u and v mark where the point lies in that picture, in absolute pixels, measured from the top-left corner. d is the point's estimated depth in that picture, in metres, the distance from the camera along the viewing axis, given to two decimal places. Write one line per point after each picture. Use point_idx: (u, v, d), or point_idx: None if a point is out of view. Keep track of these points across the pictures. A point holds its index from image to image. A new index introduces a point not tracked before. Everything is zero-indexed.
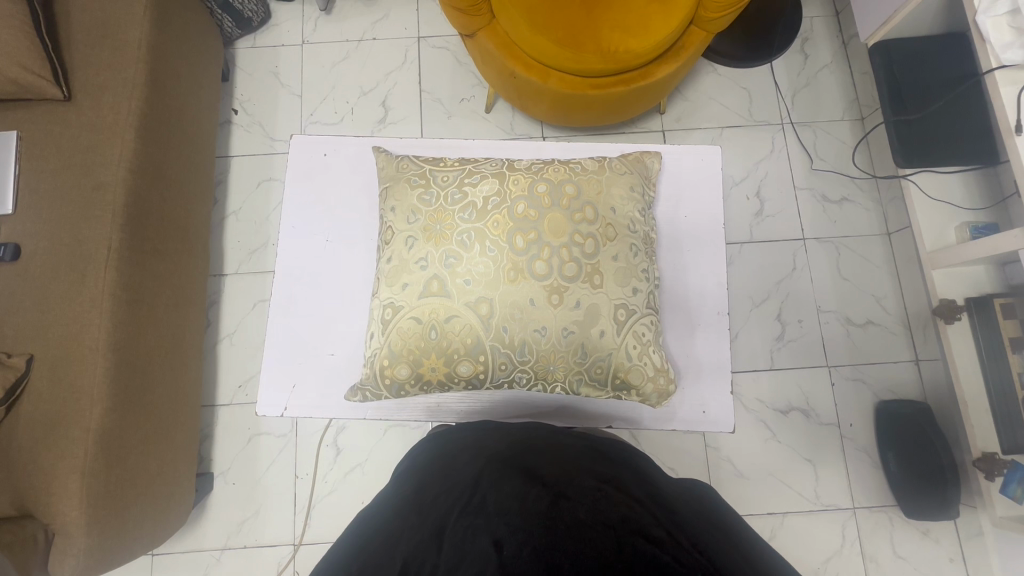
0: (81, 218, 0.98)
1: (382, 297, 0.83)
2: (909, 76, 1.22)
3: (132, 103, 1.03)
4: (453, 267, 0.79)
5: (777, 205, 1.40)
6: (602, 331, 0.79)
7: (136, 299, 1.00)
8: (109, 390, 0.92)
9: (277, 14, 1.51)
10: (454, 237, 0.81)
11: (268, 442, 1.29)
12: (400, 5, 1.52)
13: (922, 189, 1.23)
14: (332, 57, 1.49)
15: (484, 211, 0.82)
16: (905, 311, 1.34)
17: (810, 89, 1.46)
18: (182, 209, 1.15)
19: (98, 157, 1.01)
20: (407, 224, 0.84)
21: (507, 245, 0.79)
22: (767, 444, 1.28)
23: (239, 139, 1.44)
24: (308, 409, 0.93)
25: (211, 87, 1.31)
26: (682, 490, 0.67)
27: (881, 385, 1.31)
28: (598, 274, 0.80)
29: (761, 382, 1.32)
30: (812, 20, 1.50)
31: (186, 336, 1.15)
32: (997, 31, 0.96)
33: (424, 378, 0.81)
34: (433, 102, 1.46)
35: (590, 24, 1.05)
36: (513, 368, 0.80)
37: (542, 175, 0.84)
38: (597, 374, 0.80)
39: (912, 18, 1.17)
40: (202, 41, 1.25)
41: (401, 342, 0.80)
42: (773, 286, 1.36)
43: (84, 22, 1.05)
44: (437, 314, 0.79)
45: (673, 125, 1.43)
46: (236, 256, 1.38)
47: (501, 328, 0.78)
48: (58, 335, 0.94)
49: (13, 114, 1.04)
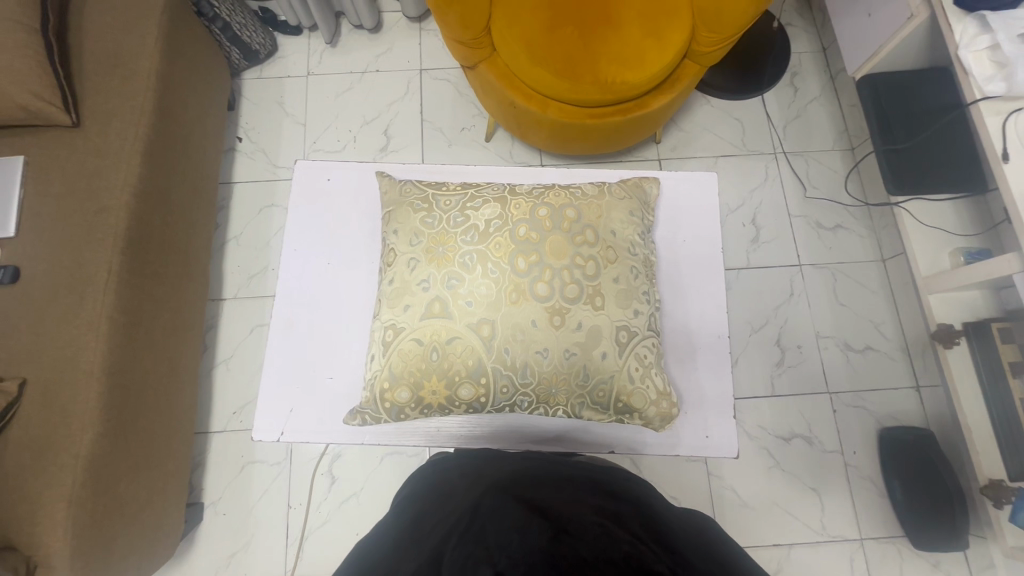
0: (83, 241, 0.98)
1: (383, 318, 0.82)
2: (896, 108, 1.25)
3: (139, 130, 1.05)
4: (455, 289, 0.80)
5: (774, 232, 1.42)
6: (604, 353, 0.78)
7: (133, 322, 0.99)
8: (103, 414, 0.91)
9: (284, 47, 1.57)
10: (456, 260, 0.81)
11: (262, 470, 1.26)
12: (403, 38, 1.57)
13: (913, 215, 1.25)
14: (337, 87, 1.53)
15: (487, 233, 0.83)
16: (904, 336, 1.35)
17: (801, 120, 1.51)
18: (184, 233, 1.16)
19: (102, 182, 1.02)
20: (409, 246, 0.84)
21: (509, 267, 0.80)
22: (770, 472, 1.26)
23: (243, 165, 1.47)
24: (305, 434, 0.90)
25: (218, 115, 1.34)
26: (684, 522, 0.64)
27: (883, 411, 1.30)
28: (600, 296, 0.80)
29: (763, 409, 1.31)
30: (800, 55, 1.56)
31: (182, 362, 1.14)
32: (979, 64, 0.96)
33: (425, 401, 0.80)
34: (434, 130, 1.49)
35: (588, 55, 1.08)
36: (514, 391, 0.79)
37: (544, 200, 0.86)
38: (599, 397, 0.79)
39: (897, 54, 1.21)
40: (209, 72, 1.29)
41: (401, 363, 0.79)
42: (771, 312, 1.37)
43: (94, 53, 1.07)
44: (438, 336, 0.78)
45: (669, 154, 1.47)
46: (236, 281, 1.38)
47: (503, 349, 0.77)
48: (54, 358, 0.92)
49: (20, 140, 1.05)
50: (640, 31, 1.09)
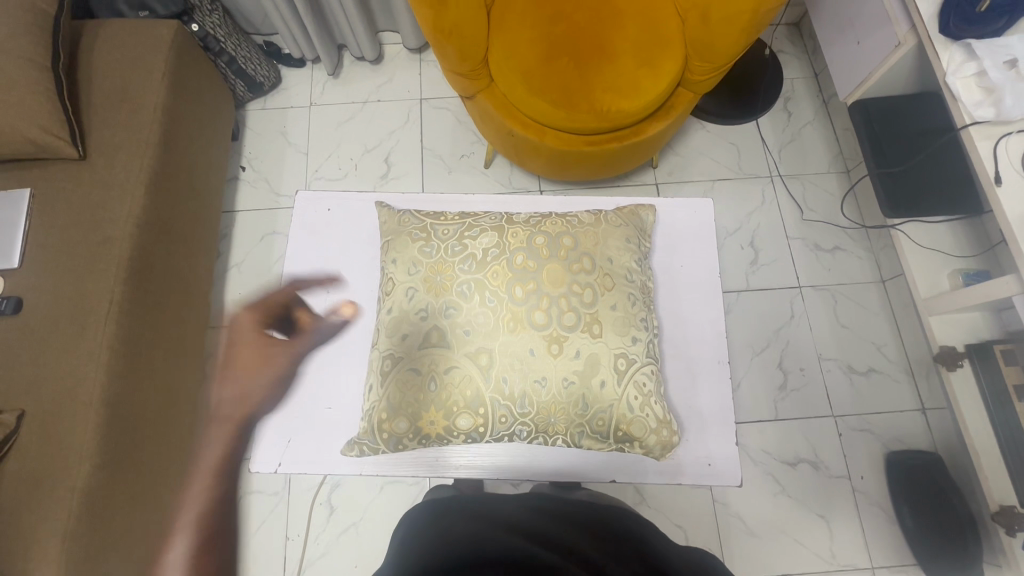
0: (85, 271, 0.99)
1: (382, 348, 0.83)
2: (889, 132, 1.27)
3: (145, 162, 1.07)
4: (453, 317, 0.80)
5: (772, 254, 1.43)
6: (603, 381, 0.78)
7: (134, 352, 1.00)
8: (100, 445, 0.91)
9: (287, 79, 1.61)
10: (454, 289, 0.82)
11: (260, 500, 1.24)
12: (403, 69, 1.61)
13: (910, 237, 1.25)
14: (339, 117, 1.57)
15: (484, 262, 0.83)
16: (907, 357, 1.34)
17: (795, 144, 1.53)
18: (186, 262, 1.17)
19: (107, 213, 1.03)
20: (408, 275, 0.85)
21: (507, 295, 0.80)
22: (777, 498, 1.24)
23: (245, 193, 1.49)
24: (303, 465, 0.89)
25: (222, 146, 1.37)
26: (686, 562, 0.64)
27: (889, 435, 1.29)
28: (597, 323, 0.80)
29: (767, 433, 1.29)
30: (792, 81, 1.59)
31: (181, 392, 1.14)
32: (968, 90, 0.97)
33: (423, 432, 0.79)
34: (434, 158, 1.52)
35: (584, 85, 1.09)
36: (513, 421, 0.78)
37: (541, 228, 0.87)
38: (598, 426, 0.78)
39: (887, 80, 1.24)
40: (214, 105, 1.32)
41: (400, 393, 0.79)
42: (772, 334, 1.37)
43: (103, 89, 1.10)
44: (436, 365, 0.78)
45: (666, 178, 1.49)
46: (237, 308, 1.39)
47: (501, 379, 0.77)
48: (53, 390, 0.92)
49: (27, 172, 1.07)
50: (633, 61, 1.10)
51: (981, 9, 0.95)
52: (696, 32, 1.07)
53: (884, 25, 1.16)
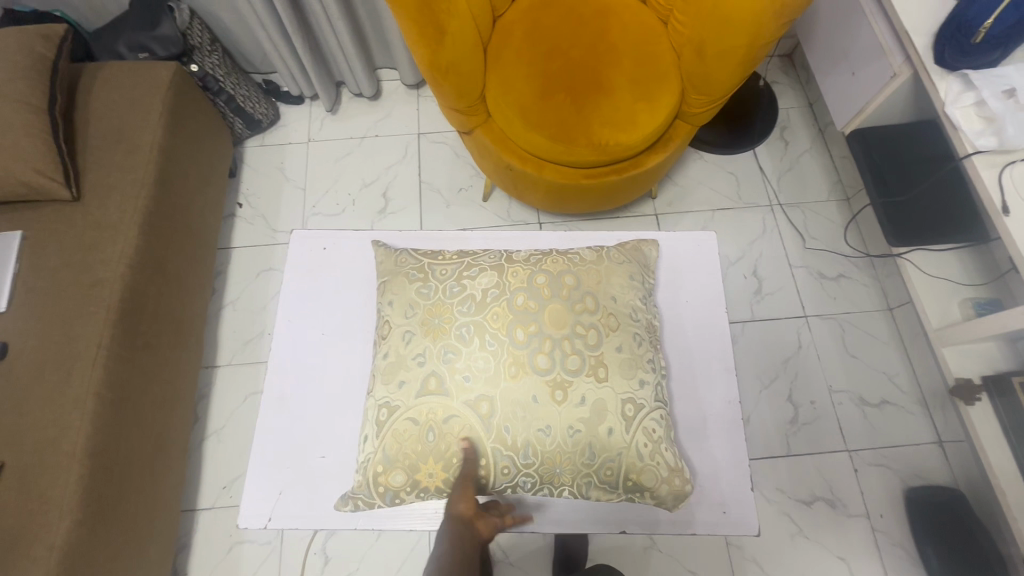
0: (75, 315, 0.96)
1: (377, 395, 0.79)
2: (889, 161, 1.27)
3: (139, 203, 1.06)
4: (452, 362, 0.77)
5: (776, 283, 1.41)
6: (610, 428, 0.74)
7: (122, 398, 0.96)
8: (82, 499, 0.86)
9: (286, 115, 1.61)
10: (453, 331, 0.79)
11: (251, 551, 1.18)
12: (402, 105, 1.63)
13: (917, 266, 1.24)
14: (337, 152, 1.57)
15: (484, 303, 0.81)
16: (920, 388, 1.30)
17: (794, 173, 1.53)
18: (179, 301, 1.15)
19: (99, 255, 1.01)
20: (404, 318, 0.82)
21: (508, 338, 0.78)
22: (794, 540, 1.18)
23: (242, 230, 1.47)
24: (295, 519, 0.84)
25: (219, 183, 1.36)
26: None
27: (907, 470, 1.24)
28: (602, 366, 0.77)
29: (780, 470, 1.24)
30: (788, 111, 1.60)
31: (171, 438, 1.10)
32: (968, 120, 0.97)
33: (421, 485, 0.75)
34: (433, 192, 1.51)
35: (582, 120, 1.09)
36: (516, 472, 0.75)
37: (542, 267, 0.84)
38: (606, 476, 0.75)
39: (884, 109, 1.24)
40: (212, 143, 1.32)
41: (396, 444, 0.75)
42: (780, 366, 1.33)
43: (99, 130, 1.10)
44: (435, 415, 0.75)
45: (666, 209, 1.48)
46: (231, 347, 1.36)
47: (503, 427, 0.74)
48: (35, 441, 0.88)
49: (18, 214, 1.05)
50: (631, 96, 1.10)
51: (976, 40, 0.94)
52: (692, 66, 1.08)
53: (878, 57, 1.17)
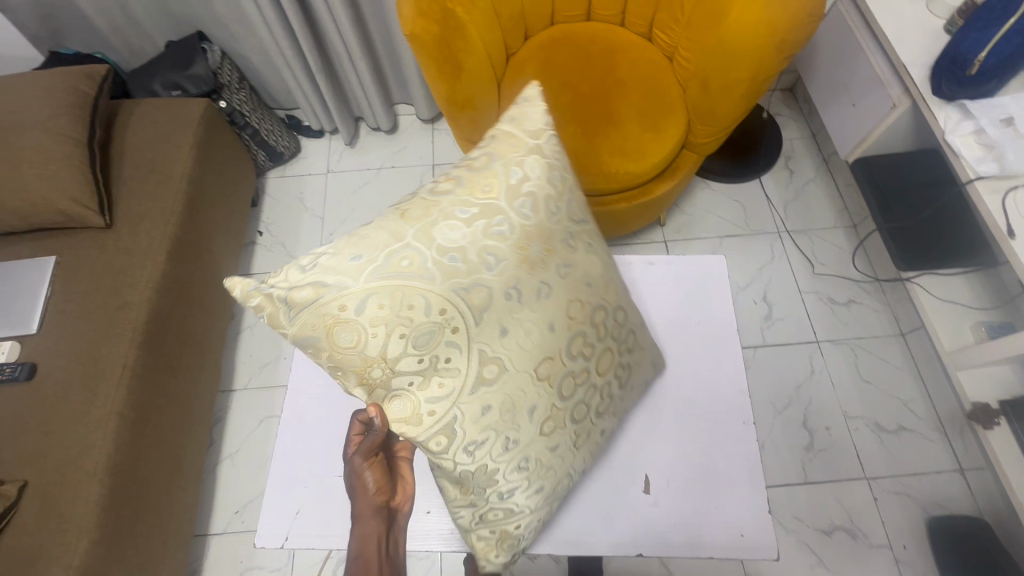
0: (102, 336, 1.00)
1: (408, 240, 0.57)
2: (894, 187, 1.29)
3: (168, 230, 1.11)
4: (510, 303, 0.58)
5: (786, 309, 1.42)
6: (540, 485, 0.64)
7: (143, 417, 0.98)
8: (101, 518, 0.88)
9: (306, 148, 1.69)
10: (534, 279, 0.60)
11: None
12: (417, 137, 1.69)
13: (926, 290, 1.25)
14: (354, 182, 1.63)
15: (572, 287, 0.63)
16: (937, 414, 1.28)
17: (800, 200, 1.56)
18: (201, 322, 1.18)
19: (127, 279, 1.05)
20: (508, 206, 0.61)
21: (565, 341, 0.61)
22: (815, 571, 1.15)
23: (262, 257, 1.52)
24: (309, 540, 0.84)
25: (241, 212, 1.41)
26: None
27: (929, 498, 1.21)
28: (586, 434, 0.68)
29: (796, 498, 1.22)
30: (792, 141, 1.64)
31: (187, 459, 1.11)
32: (968, 147, 1.00)
33: (359, 367, 0.55)
34: None
35: (590, 147, 1.13)
36: (451, 453, 0.57)
37: (626, 310, 0.72)
38: (487, 517, 0.63)
39: (885, 138, 1.27)
40: (236, 173, 1.38)
41: (386, 308, 0.54)
42: (793, 391, 1.33)
43: (133, 162, 1.16)
44: (449, 327, 0.55)
45: (674, 236, 1.51)
46: (247, 371, 1.38)
47: (483, 407, 0.57)
48: (57, 459, 0.90)
49: (54, 241, 1.10)
50: (640, 128, 1.14)
51: (971, 72, 0.98)
52: (698, 99, 1.13)
53: (877, 89, 1.21)
